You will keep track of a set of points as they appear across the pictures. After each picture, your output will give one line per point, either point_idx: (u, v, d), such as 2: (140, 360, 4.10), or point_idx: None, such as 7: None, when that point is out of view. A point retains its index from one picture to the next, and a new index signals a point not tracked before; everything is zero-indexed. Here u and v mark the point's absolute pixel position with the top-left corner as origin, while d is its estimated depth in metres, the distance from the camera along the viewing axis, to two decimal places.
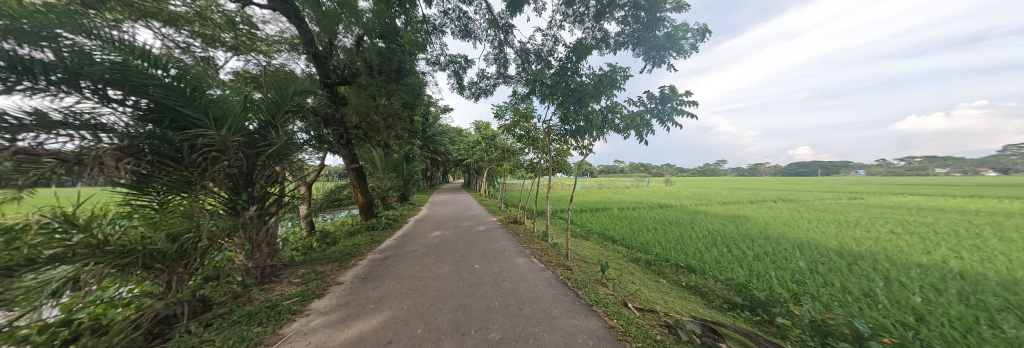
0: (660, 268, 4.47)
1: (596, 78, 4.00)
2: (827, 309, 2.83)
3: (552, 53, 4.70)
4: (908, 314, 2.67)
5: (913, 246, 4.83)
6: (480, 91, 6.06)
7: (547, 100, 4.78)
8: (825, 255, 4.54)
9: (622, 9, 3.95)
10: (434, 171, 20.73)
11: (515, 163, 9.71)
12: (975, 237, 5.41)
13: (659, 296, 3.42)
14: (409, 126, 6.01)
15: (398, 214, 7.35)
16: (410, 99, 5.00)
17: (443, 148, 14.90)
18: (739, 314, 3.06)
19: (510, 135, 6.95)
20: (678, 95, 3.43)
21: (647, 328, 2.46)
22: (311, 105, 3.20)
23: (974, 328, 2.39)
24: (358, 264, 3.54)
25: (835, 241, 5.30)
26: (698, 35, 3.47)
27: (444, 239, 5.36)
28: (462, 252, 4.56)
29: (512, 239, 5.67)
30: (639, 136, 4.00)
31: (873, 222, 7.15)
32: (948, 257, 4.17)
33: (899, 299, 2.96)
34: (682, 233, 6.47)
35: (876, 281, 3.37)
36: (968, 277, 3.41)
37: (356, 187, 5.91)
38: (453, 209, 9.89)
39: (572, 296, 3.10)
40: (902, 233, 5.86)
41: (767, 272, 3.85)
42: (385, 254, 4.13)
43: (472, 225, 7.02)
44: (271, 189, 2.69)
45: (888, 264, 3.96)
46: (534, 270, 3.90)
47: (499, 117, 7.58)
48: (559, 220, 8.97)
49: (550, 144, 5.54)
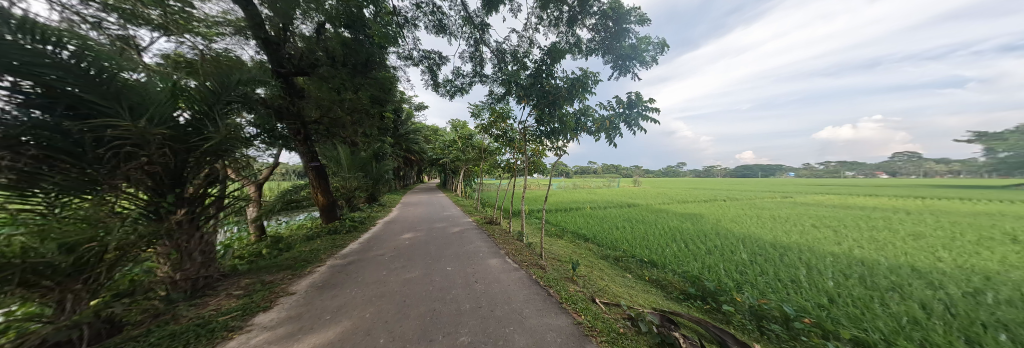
0: (627, 265, 4.73)
1: (569, 82, 4.12)
2: (762, 295, 3.21)
3: (528, 55, 4.76)
4: (823, 296, 3.13)
5: (829, 237, 5.69)
6: (456, 89, 5.93)
7: (523, 101, 4.83)
8: (763, 247, 5.16)
9: (592, 17, 4.12)
10: (406, 171, 19.90)
11: (491, 163, 9.67)
12: (872, 229, 6.53)
13: (625, 290, 3.62)
14: (379, 123, 5.68)
15: (365, 216, 6.94)
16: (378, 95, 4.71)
17: (417, 147, 14.38)
18: (692, 303, 3.34)
19: (487, 135, 6.91)
20: (644, 102, 3.66)
21: (612, 322, 2.58)
22: (261, 96, 2.88)
23: (870, 305, 2.88)
24: (316, 271, 3.27)
25: (772, 235, 6.05)
26: (659, 48, 3.76)
27: (416, 241, 5.16)
28: (433, 254, 4.42)
29: (486, 240, 5.63)
30: (609, 139, 4.20)
31: (800, 217, 8.28)
32: (853, 247, 4.98)
33: (818, 283, 3.46)
34: (646, 230, 6.93)
35: (801, 269, 3.90)
36: (867, 263, 4.09)
37: (316, 187, 5.46)
38: (426, 210, 9.55)
39: (544, 295, 3.15)
40: (821, 227, 6.87)
41: (717, 264, 4.27)
42: (348, 258, 3.86)
43: (446, 226, 6.85)
44: (208, 190, 2.38)
45: (811, 254, 4.62)
46: (507, 270, 3.91)
47: (475, 116, 7.50)
48: (534, 219, 9.13)
49: (526, 145, 5.58)
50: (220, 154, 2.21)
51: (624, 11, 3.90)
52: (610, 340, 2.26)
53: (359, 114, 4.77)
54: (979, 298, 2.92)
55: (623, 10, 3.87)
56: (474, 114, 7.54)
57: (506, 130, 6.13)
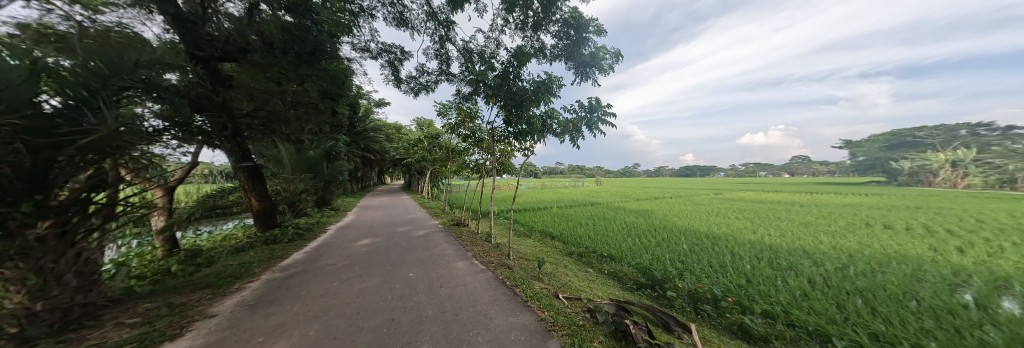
0: (589, 260, 5.00)
1: (535, 85, 4.23)
2: (698, 280, 3.68)
3: (495, 56, 4.77)
4: (744, 277, 3.71)
5: (750, 227, 6.74)
6: (422, 87, 5.67)
7: (490, 101, 4.83)
8: (701, 238, 5.92)
9: (556, 24, 4.29)
10: (365, 172, 18.46)
11: (459, 163, 9.46)
12: (780, 219, 7.91)
13: (586, 284, 3.83)
14: (332, 120, 5.16)
15: (314, 222, 6.25)
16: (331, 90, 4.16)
17: (378, 146, 13.45)
18: (643, 292, 3.66)
19: (454, 134, 6.76)
20: (603, 107, 3.93)
21: (572, 315, 2.71)
22: (175, 84, 2.39)
23: (775, 282, 3.49)
24: (248, 287, 2.84)
25: (708, 227, 6.96)
26: (614, 58, 4.09)
27: (375, 247, 4.80)
28: (393, 260, 4.16)
29: (452, 242, 5.49)
30: (573, 140, 4.42)
31: (729, 211, 9.68)
32: (765, 234, 5.99)
33: (739, 266, 4.08)
34: (606, 226, 7.44)
35: (728, 255, 4.56)
36: (775, 247, 4.96)
37: (250, 190, 4.77)
38: (388, 213, 8.96)
39: (510, 294, 3.17)
40: (745, 218, 8.09)
41: (664, 255, 4.77)
42: (291, 271, 3.43)
43: (409, 230, 6.50)
44: (90, 196, 1.91)
45: (736, 242, 5.43)
46: (473, 272, 3.86)
47: (442, 115, 7.30)
48: (503, 220, 9.16)
49: (493, 145, 5.58)
50: (108, 152, 1.76)
51: (583, 21, 4.13)
52: (570, 333, 2.36)
53: (305, 109, 4.23)
54: (847, 271, 3.73)
55: (583, 20, 4.10)
56: (441, 113, 7.30)
57: (474, 130, 6.03)
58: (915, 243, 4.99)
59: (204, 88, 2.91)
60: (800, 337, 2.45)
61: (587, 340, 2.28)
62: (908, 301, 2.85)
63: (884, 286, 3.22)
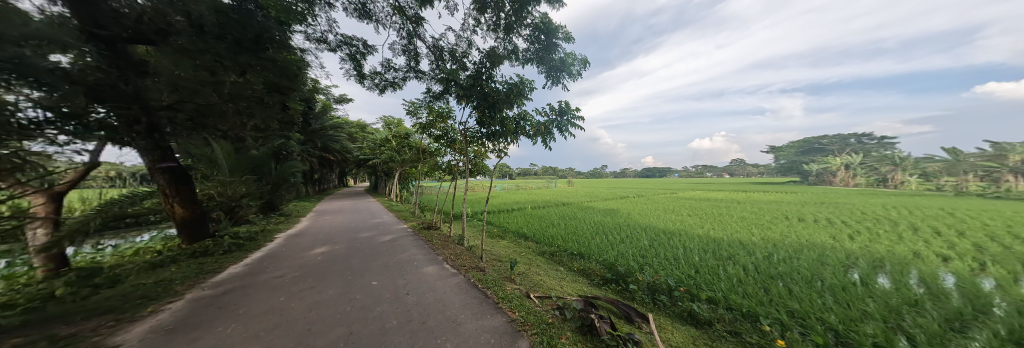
0: (560, 259, 5.14)
1: (507, 87, 4.26)
2: (656, 272, 3.99)
3: (466, 56, 4.72)
4: (693, 268, 4.12)
5: (700, 223, 7.51)
6: (388, 83, 5.37)
7: (462, 101, 4.74)
8: (659, 233, 6.44)
9: (527, 28, 4.37)
10: (324, 173, 16.94)
11: (430, 165, 9.14)
12: (724, 215, 8.94)
13: (557, 282, 3.94)
14: (282, 116, 4.64)
15: (258, 230, 5.54)
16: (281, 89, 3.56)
17: (339, 145, 12.45)
18: (609, 286, 3.86)
19: (424, 134, 6.51)
20: (572, 110, 4.09)
21: (542, 314, 2.76)
22: (70, 68, 1.92)
23: (718, 270, 3.94)
24: (166, 310, 2.42)
25: (666, 224, 7.59)
26: (582, 64, 4.30)
27: (334, 256, 4.40)
28: (354, 268, 3.86)
29: (421, 247, 5.27)
30: (544, 142, 4.52)
31: (682, 209, 10.70)
32: (712, 229, 6.73)
33: (689, 258, 4.53)
34: (577, 225, 7.74)
35: (681, 249, 5.03)
36: (719, 240, 5.59)
37: (170, 196, 4.15)
38: (349, 218, 8.30)
39: (481, 297, 3.13)
40: (695, 215, 9.00)
41: (628, 251, 5.09)
42: (226, 287, 3.00)
43: (373, 235, 6.09)
44: None
45: (688, 236, 6.01)
46: (443, 277, 3.73)
47: (411, 114, 7.00)
48: (476, 222, 9.04)
49: (466, 146, 5.50)
50: None
51: (553, 26, 4.25)
52: (539, 331, 2.40)
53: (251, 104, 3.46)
54: (773, 258, 4.36)
55: (553, 26, 4.22)
56: (410, 112, 6.99)
57: (446, 131, 5.86)
58: (822, 233, 6.00)
59: (109, 75, 2.15)
60: (735, 319, 2.77)
61: (556, 337, 2.34)
62: (815, 281, 3.41)
63: (800, 269, 3.82)
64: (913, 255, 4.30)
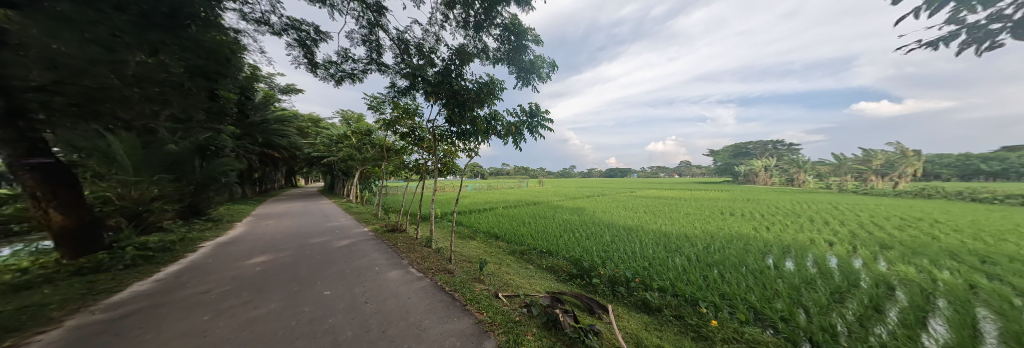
0: (530, 257, 5.23)
1: (477, 86, 4.20)
2: (616, 265, 4.27)
3: (434, 52, 4.54)
4: (648, 260, 4.49)
5: (655, 219, 8.23)
6: (346, 75, 4.93)
7: (430, 98, 4.55)
8: (620, 229, 6.93)
9: (497, 28, 4.35)
10: (267, 171, 15.00)
11: (395, 164, 8.63)
12: (674, 211, 9.92)
13: (526, 280, 4.00)
14: (212, 106, 3.97)
15: (175, 239, 4.67)
16: (215, 78, 3.10)
17: (286, 141, 11.13)
18: (574, 281, 4.04)
19: (389, 131, 6.13)
20: (542, 112, 4.19)
21: (510, 313, 2.77)
22: None
23: (668, 261, 4.35)
24: (35, 342, 1.92)
25: (626, 220, 8.18)
26: (550, 67, 4.43)
27: (278, 265, 3.90)
28: (303, 278, 3.48)
29: (383, 251, 4.94)
30: (515, 143, 4.55)
31: (640, 206, 11.65)
32: (665, 224, 7.42)
33: (645, 252, 4.93)
34: (546, 224, 7.95)
35: (639, 243, 5.46)
36: (670, 234, 6.19)
37: (43, 200, 3.27)
38: (299, 222, 7.44)
39: (448, 300, 3.03)
40: (651, 212, 9.85)
41: (592, 247, 5.38)
42: (127, 309, 2.48)
43: (327, 240, 5.54)
44: None
45: (645, 231, 6.55)
46: (408, 281, 3.55)
47: (373, 109, 6.54)
48: (444, 222, 8.77)
49: (435, 145, 5.31)
50: None
51: (523, 28, 4.28)
52: (505, 330, 2.41)
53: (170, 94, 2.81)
54: (713, 248, 4.94)
55: (523, 28, 4.25)
56: (372, 106, 6.52)
57: (414, 128, 5.56)
58: (750, 225, 6.99)
59: None
60: (680, 304, 3.09)
61: (522, 335, 2.37)
62: (743, 266, 3.97)
63: (733, 257, 4.39)
64: (814, 242, 5.23)
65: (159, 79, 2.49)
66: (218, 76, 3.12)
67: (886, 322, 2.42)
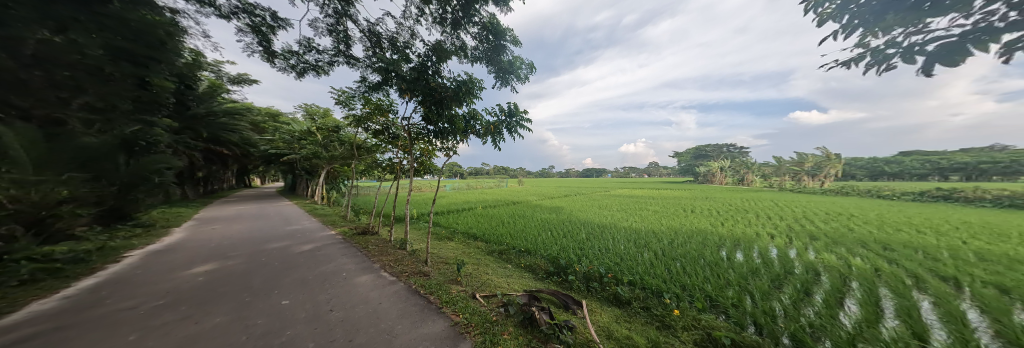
0: (508, 256, 5.23)
1: (455, 84, 4.10)
2: (590, 262, 4.42)
3: (409, 46, 4.36)
4: (620, 256, 4.71)
5: (627, 217, 8.68)
6: (309, 66, 4.56)
7: (405, 94, 4.36)
8: (594, 227, 7.21)
9: (475, 27, 4.29)
10: (215, 169, 13.41)
11: (366, 162, 8.17)
12: (644, 209, 10.52)
13: (504, 280, 3.98)
14: (144, 95, 3.45)
15: (91, 249, 3.98)
16: (146, 63, 2.69)
17: (237, 136, 10.02)
18: (551, 279, 4.11)
19: (359, 127, 5.77)
20: (520, 112, 4.21)
21: (486, 313, 2.75)
22: None
23: (638, 256, 4.60)
24: None
25: (600, 218, 8.53)
26: (528, 69, 4.48)
27: (226, 275, 3.49)
28: (258, 287, 3.15)
29: (353, 255, 4.65)
30: (494, 142, 4.52)
31: (613, 205, 12.18)
32: (636, 221, 7.85)
33: (617, 248, 5.15)
34: (524, 223, 8.02)
35: (612, 240, 5.71)
36: (640, 230, 6.57)
37: None
38: (253, 226, 6.74)
39: (423, 304, 2.93)
40: (623, 210, 10.37)
41: (568, 245, 5.52)
42: (23, 333, 2.07)
43: (288, 245, 5.09)
44: None
45: (617, 229, 6.87)
46: (380, 286, 3.37)
47: (341, 104, 6.13)
48: (420, 224, 8.48)
49: (411, 143, 5.10)
50: None
51: (501, 28, 4.26)
52: (482, 331, 2.39)
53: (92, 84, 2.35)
54: (677, 243, 5.33)
55: (501, 27, 4.23)
56: (340, 101, 6.10)
57: (387, 125, 5.30)
58: (709, 221, 7.64)
59: None
60: (648, 296, 3.27)
61: (498, 335, 2.36)
62: (703, 259, 4.32)
63: (695, 251, 4.76)
64: (761, 235, 5.85)
65: (69, 61, 2.10)
66: (150, 61, 2.71)
67: (815, 304, 2.78)
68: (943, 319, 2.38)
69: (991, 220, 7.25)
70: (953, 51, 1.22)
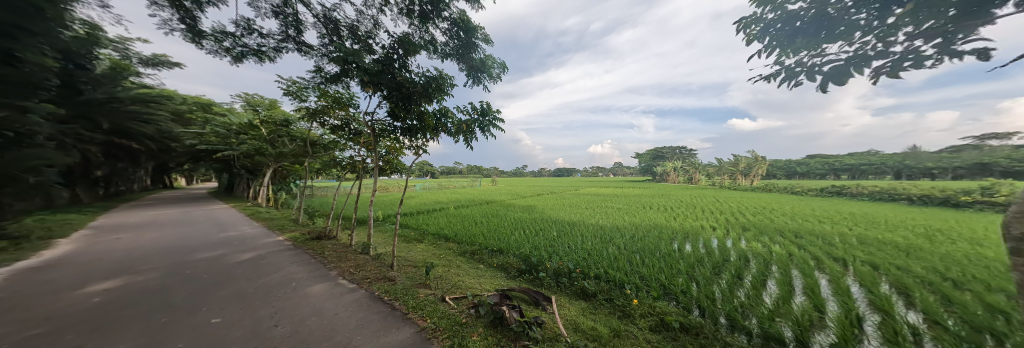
0: (481, 257, 5.16)
1: (424, 79, 3.92)
2: (561, 258, 4.56)
3: (372, 37, 4.06)
4: (588, 252, 4.94)
5: (595, 214, 9.14)
6: (250, 51, 4.01)
7: (368, 88, 4.05)
8: (565, 225, 7.46)
9: (445, 22, 4.15)
10: (122, 166, 11.12)
11: (323, 160, 7.44)
12: (610, 206, 11.17)
13: (475, 280, 3.93)
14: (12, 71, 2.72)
15: None
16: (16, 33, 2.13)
17: (154, 128, 8.43)
18: (522, 277, 4.15)
19: (314, 122, 5.24)
20: (493, 112, 4.17)
21: (455, 315, 2.69)
22: None
23: (604, 251, 4.87)
24: None
25: (570, 216, 8.86)
26: (500, 68, 4.46)
27: (134, 292, 2.91)
28: (180, 305, 2.68)
29: (305, 262, 4.21)
30: (467, 141, 4.42)
31: (582, 203, 12.74)
32: (603, 218, 8.30)
33: (585, 244, 5.39)
34: (497, 222, 8.01)
35: (581, 237, 5.96)
36: (606, 227, 6.97)
37: None
38: (177, 233, 5.74)
39: (386, 311, 2.75)
40: (591, 208, 10.89)
41: (540, 243, 5.63)
42: None
43: (224, 254, 4.43)
44: None
45: (586, 226, 7.20)
46: (337, 295, 3.10)
47: (292, 96, 5.51)
48: (386, 226, 7.98)
49: (375, 141, 4.77)
50: None
51: (472, 26, 4.18)
52: (450, 335, 2.32)
53: None
54: (638, 237, 5.75)
55: (472, 25, 4.14)
56: (290, 92, 5.48)
57: (347, 120, 4.86)
58: (666, 217, 8.36)
59: None
60: (612, 288, 3.47)
61: (467, 337, 2.32)
62: (660, 251, 4.72)
63: (654, 244, 5.18)
64: (708, 228, 6.57)
65: None
66: (21, 30, 2.14)
67: (746, 286, 3.21)
68: (837, 292, 2.92)
69: (871, 211, 9.05)
70: (842, 73, 1.50)
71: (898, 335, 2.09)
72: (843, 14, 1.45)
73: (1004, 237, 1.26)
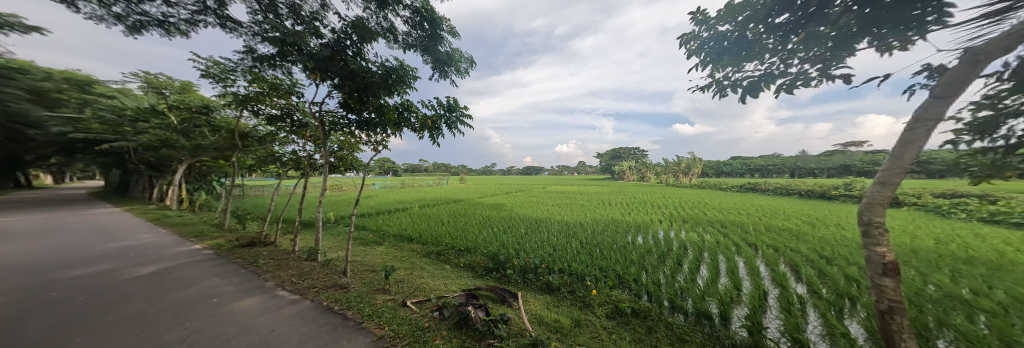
0: (447, 257, 5.01)
1: (383, 69, 3.62)
2: (528, 255, 4.64)
3: (320, 17, 3.60)
4: (554, 247, 5.12)
5: (560, 211, 9.50)
6: (152, 20, 3.25)
7: (314, 75, 3.60)
8: (532, 222, 7.61)
9: (406, 10, 3.87)
10: None
11: (257, 155, 6.42)
12: (574, 203, 11.73)
13: (440, 282, 3.80)
14: None
15: None
16: None
17: None
18: (490, 275, 4.13)
19: (246, 110, 4.49)
20: (461, 108, 4.03)
21: (417, 320, 2.56)
22: None
23: (568, 246, 5.08)
24: None
25: (537, 214, 9.07)
26: (467, 63, 4.34)
27: None
28: (38, 337, 2.06)
29: (234, 274, 3.60)
30: (432, 138, 4.22)
31: (549, 200, 13.15)
32: (568, 215, 8.66)
33: (551, 240, 5.56)
34: (464, 221, 7.83)
35: (547, 233, 6.14)
36: (571, 223, 7.30)
37: None
38: (42, 245, 4.45)
39: (336, 322, 2.49)
40: (556, 205, 11.31)
41: (508, 240, 5.66)
42: None
43: (115, 269, 3.56)
44: None
45: (552, 222, 7.43)
46: (273, 309, 2.71)
47: (217, 79, 4.66)
48: (339, 228, 7.24)
49: (325, 135, 4.27)
50: None
51: (437, 17, 3.97)
52: (411, 341, 2.21)
53: None
54: (599, 232, 6.13)
55: (437, 16, 3.93)
56: (211, 75, 4.61)
57: (288, 110, 4.21)
58: (623, 212, 9.08)
59: None
60: (574, 281, 3.64)
61: (429, 341, 2.22)
62: (617, 244, 5.10)
63: (612, 238, 5.58)
64: (658, 222, 7.29)
65: None
66: None
67: (685, 272, 3.65)
68: (751, 272, 3.49)
69: (777, 204, 11.05)
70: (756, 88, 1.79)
71: (792, 305, 2.57)
72: (758, 38, 1.71)
73: (858, 222, 1.61)
